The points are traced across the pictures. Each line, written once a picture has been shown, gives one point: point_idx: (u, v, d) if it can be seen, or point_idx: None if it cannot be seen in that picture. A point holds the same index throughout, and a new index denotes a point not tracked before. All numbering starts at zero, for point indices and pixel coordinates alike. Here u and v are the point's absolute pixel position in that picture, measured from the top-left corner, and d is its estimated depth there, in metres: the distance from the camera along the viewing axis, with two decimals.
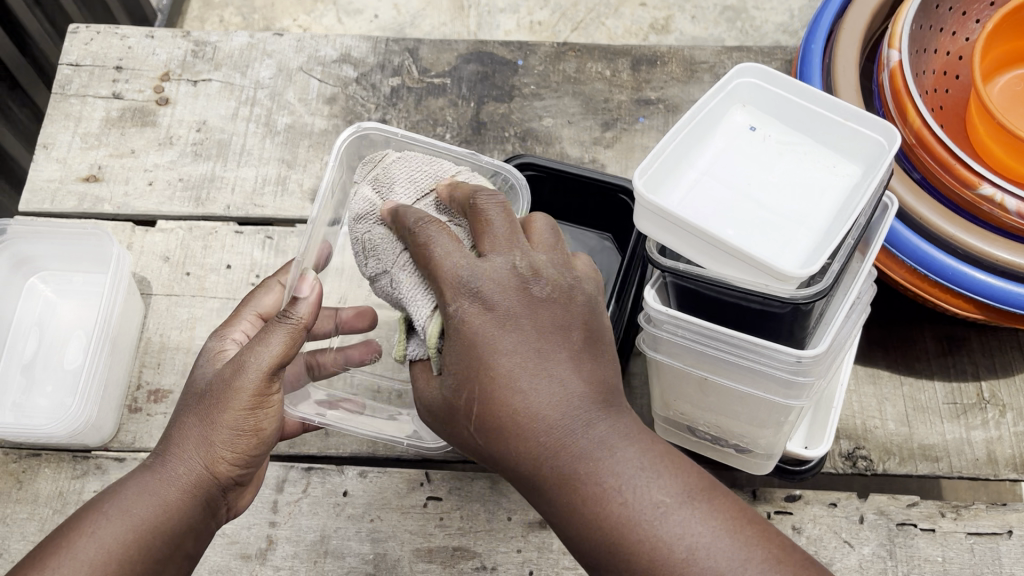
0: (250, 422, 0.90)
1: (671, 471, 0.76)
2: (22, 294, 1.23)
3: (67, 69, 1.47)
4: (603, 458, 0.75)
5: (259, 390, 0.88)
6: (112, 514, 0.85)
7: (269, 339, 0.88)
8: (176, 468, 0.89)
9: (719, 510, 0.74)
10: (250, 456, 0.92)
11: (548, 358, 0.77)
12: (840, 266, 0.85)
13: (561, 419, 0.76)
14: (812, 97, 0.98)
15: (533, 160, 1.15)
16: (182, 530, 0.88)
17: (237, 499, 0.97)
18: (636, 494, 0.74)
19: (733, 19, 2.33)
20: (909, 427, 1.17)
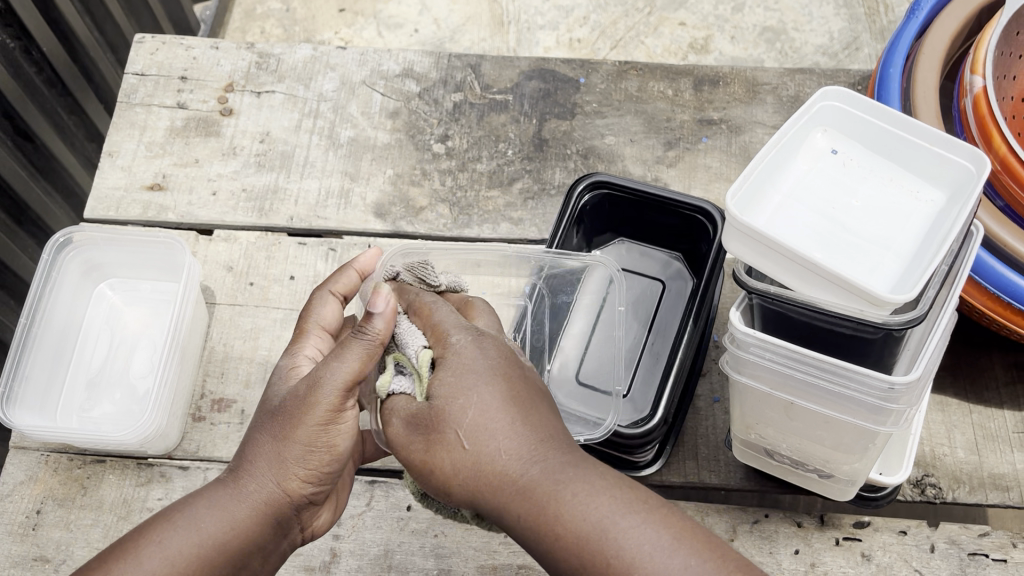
0: (323, 439, 0.85)
1: (622, 493, 0.72)
2: (91, 301, 1.24)
3: (132, 79, 1.49)
4: (566, 483, 0.73)
5: (334, 408, 0.83)
6: (179, 525, 0.82)
7: (345, 355, 0.83)
8: (251, 484, 0.85)
9: (668, 524, 0.71)
10: (325, 474, 0.87)
11: (499, 395, 0.78)
12: (934, 293, 0.84)
13: (506, 463, 0.75)
14: (895, 119, 0.96)
15: (608, 178, 1.16)
16: (247, 549, 0.84)
17: (313, 519, 0.93)
18: (591, 512, 0.71)
19: (774, 39, 2.27)
20: (979, 455, 1.15)
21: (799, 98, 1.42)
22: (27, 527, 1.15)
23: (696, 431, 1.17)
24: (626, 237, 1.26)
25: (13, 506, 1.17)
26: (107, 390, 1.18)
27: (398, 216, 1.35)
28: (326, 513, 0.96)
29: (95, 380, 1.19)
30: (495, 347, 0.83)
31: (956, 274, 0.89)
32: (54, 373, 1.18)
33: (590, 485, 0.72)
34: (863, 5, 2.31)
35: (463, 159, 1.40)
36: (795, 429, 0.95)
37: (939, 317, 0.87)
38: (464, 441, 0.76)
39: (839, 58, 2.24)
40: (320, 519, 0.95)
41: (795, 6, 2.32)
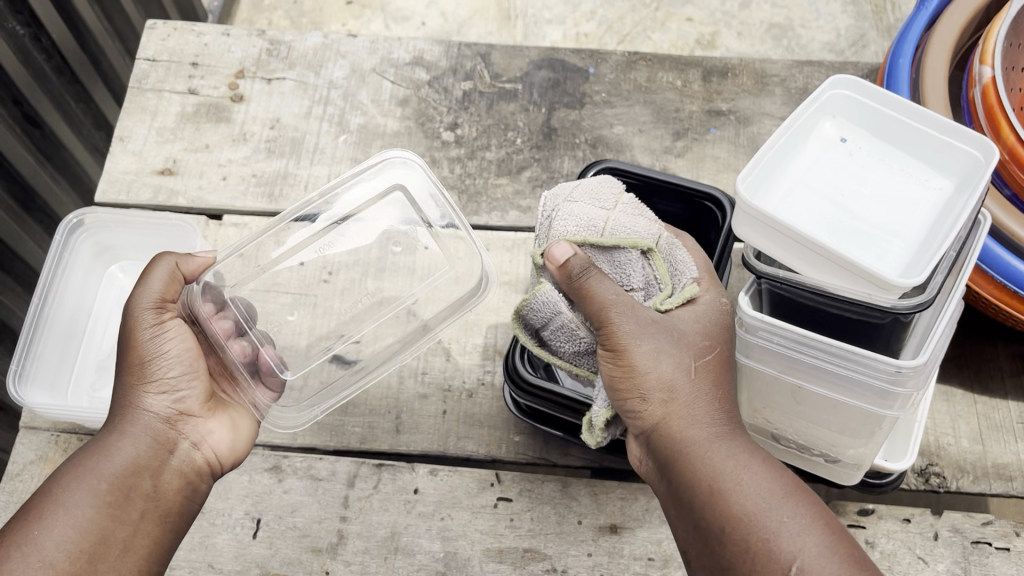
0: (151, 350, 0.96)
1: (764, 471, 0.83)
2: (102, 283, 1.25)
3: (144, 65, 1.50)
4: (732, 447, 0.84)
5: (154, 318, 0.97)
6: (78, 465, 0.90)
7: (151, 276, 0.99)
8: (113, 417, 0.95)
9: (807, 506, 0.80)
10: (175, 383, 0.97)
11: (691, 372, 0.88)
12: (942, 279, 0.84)
13: (694, 410, 0.87)
14: (905, 107, 0.96)
15: (618, 164, 1.16)
16: (137, 471, 0.92)
17: (205, 437, 0.99)
18: (751, 485, 0.81)
19: (781, 36, 2.28)
20: (983, 445, 1.16)
21: (807, 91, 1.43)
22: None
23: None
24: None
25: (23, 485, 1.18)
26: (117, 370, 1.19)
27: None
28: (222, 430, 1.01)
29: (105, 361, 1.19)
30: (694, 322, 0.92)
31: (962, 262, 0.89)
32: (65, 355, 1.19)
33: (772, 463, 0.85)
34: (870, 3, 2.29)
35: (472, 147, 1.40)
36: (801, 414, 0.96)
37: (946, 304, 0.87)
38: (662, 373, 0.87)
39: (846, 55, 2.23)
40: (215, 440, 1.00)
41: (802, 2, 2.32)
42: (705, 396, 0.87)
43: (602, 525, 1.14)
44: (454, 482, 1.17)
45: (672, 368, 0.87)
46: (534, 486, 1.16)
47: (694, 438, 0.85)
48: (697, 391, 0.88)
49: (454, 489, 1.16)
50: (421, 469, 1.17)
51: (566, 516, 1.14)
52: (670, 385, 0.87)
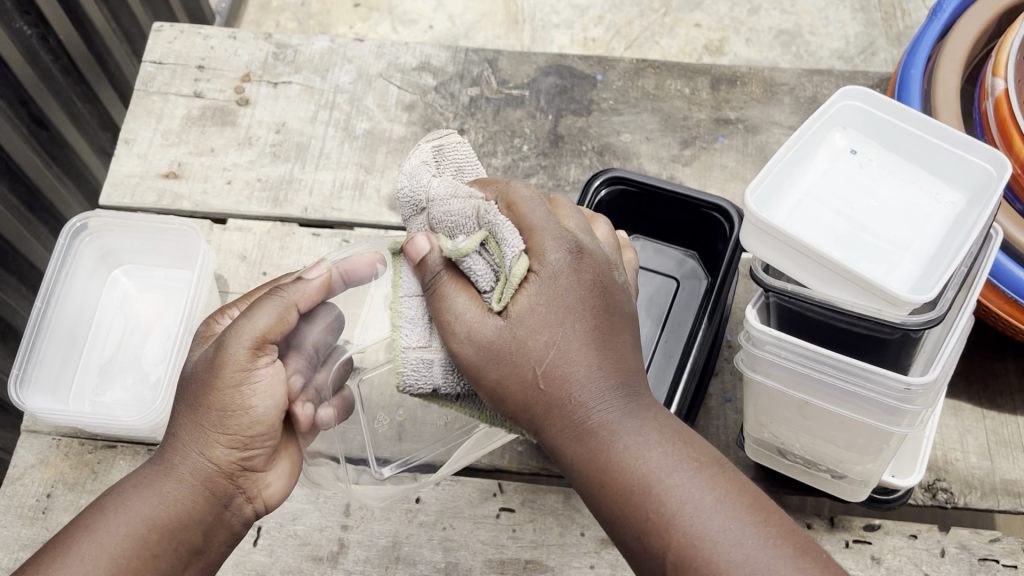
0: (237, 399, 0.84)
1: (686, 451, 0.74)
2: (105, 287, 1.24)
3: (150, 67, 1.49)
4: (587, 403, 0.75)
5: (245, 363, 0.84)
6: (107, 511, 0.81)
7: (256, 312, 0.85)
8: (174, 460, 0.85)
9: (727, 485, 0.71)
10: (246, 437, 0.86)
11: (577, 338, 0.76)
12: (952, 295, 0.83)
13: (552, 358, 0.75)
14: (916, 120, 0.95)
15: (625, 174, 1.15)
16: (184, 526, 0.83)
17: (261, 487, 0.90)
18: (631, 449, 0.73)
19: (790, 43, 2.27)
20: (991, 461, 1.15)
21: (817, 100, 1.42)
22: (37, 510, 1.16)
23: (708, 430, 1.17)
24: (640, 234, 1.26)
25: (23, 489, 1.17)
26: (119, 375, 1.18)
27: None
28: (279, 480, 0.92)
29: (107, 366, 1.19)
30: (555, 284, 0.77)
31: (973, 277, 0.88)
32: (67, 359, 1.18)
33: (649, 425, 0.75)
34: (881, 10, 2.27)
35: (478, 153, 1.40)
36: (808, 429, 0.94)
37: (957, 319, 0.86)
38: (503, 340, 0.76)
39: (855, 62, 2.22)
40: (272, 489, 0.91)
41: (812, 9, 2.31)
42: (577, 335, 0.76)
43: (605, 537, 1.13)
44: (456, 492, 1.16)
45: (514, 335, 0.76)
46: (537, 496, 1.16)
47: (578, 393, 0.75)
48: (553, 327, 0.76)
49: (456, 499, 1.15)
50: None
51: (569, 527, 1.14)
52: (596, 330, 0.77)
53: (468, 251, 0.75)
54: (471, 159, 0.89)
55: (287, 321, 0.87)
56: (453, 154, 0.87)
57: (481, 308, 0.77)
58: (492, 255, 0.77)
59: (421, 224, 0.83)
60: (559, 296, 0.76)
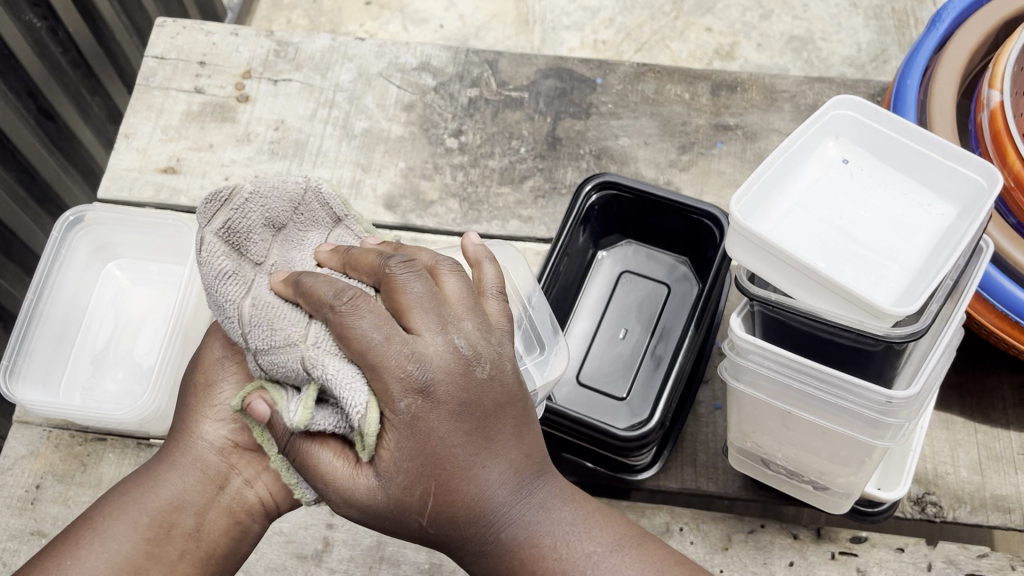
0: (218, 371, 0.92)
1: (601, 523, 0.77)
2: (99, 279, 1.25)
3: (152, 62, 1.50)
4: (489, 510, 0.74)
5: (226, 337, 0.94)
6: (107, 497, 0.88)
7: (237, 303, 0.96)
8: (172, 447, 0.91)
9: (649, 557, 0.76)
10: (230, 414, 0.92)
11: (486, 437, 0.73)
12: (938, 307, 0.82)
13: (436, 483, 0.72)
14: (908, 130, 0.94)
15: (616, 179, 1.15)
16: (178, 506, 0.88)
17: (261, 474, 0.93)
18: (547, 539, 0.75)
19: (800, 49, 2.25)
20: (982, 476, 1.13)
21: (817, 108, 1.41)
22: (26, 501, 1.16)
23: (696, 438, 1.17)
24: (633, 239, 1.26)
25: (13, 479, 1.18)
26: (110, 368, 1.19)
27: (408, 209, 1.35)
28: (281, 470, 0.94)
29: (100, 358, 1.19)
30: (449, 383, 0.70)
31: (961, 290, 0.87)
32: (60, 351, 1.19)
33: (565, 515, 0.76)
34: (893, 17, 2.25)
35: (476, 155, 1.40)
36: (791, 439, 0.94)
37: (943, 332, 0.85)
38: (417, 465, 0.70)
39: (866, 69, 2.19)
40: (273, 479, 0.94)
41: (824, 16, 2.29)
42: (478, 452, 0.72)
43: None
44: None
45: (391, 497, 0.72)
46: None
47: (488, 519, 0.74)
48: (456, 444, 0.71)
49: None
50: None
51: None
52: (478, 430, 0.72)
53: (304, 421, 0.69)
54: (302, 189, 0.86)
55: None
56: (244, 219, 0.81)
57: (353, 464, 0.73)
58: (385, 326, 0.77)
59: (234, 303, 0.77)
60: (457, 385, 0.70)
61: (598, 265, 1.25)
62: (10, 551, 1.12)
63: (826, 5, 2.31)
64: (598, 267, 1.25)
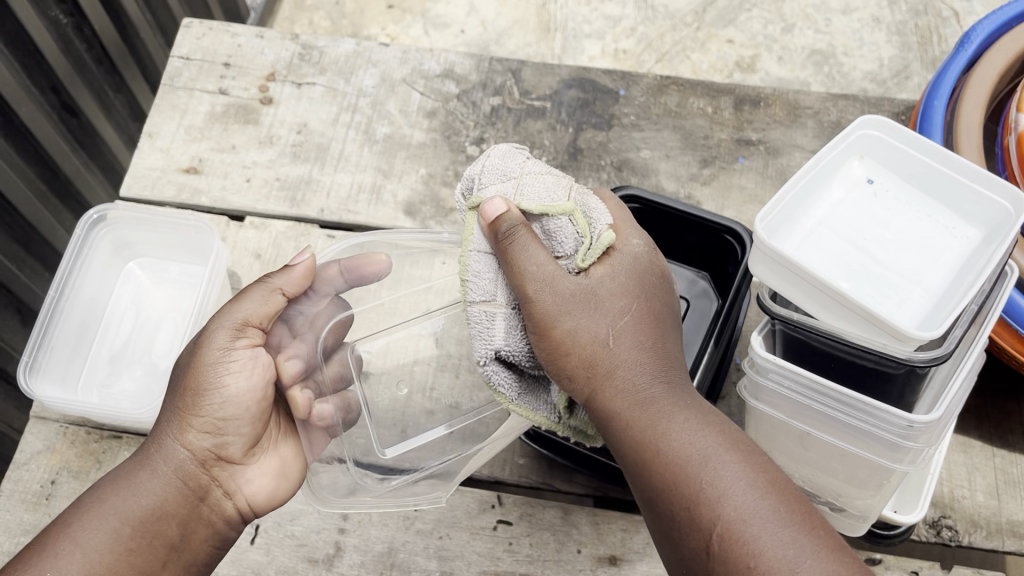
0: (213, 375, 0.93)
1: (721, 436, 0.80)
2: (120, 278, 1.26)
3: (178, 62, 1.51)
4: (669, 426, 0.81)
5: (233, 338, 0.95)
6: (85, 508, 0.88)
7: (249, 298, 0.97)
8: (155, 452, 0.93)
9: (773, 484, 0.76)
10: (221, 423, 0.94)
11: (637, 331, 0.86)
12: (962, 332, 0.82)
13: (637, 379, 0.84)
14: (936, 153, 0.93)
15: (639, 193, 1.15)
16: (159, 517, 0.89)
17: (241, 484, 0.97)
18: (693, 450, 0.79)
19: (822, 63, 2.24)
20: (999, 501, 1.12)
21: (840, 125, 1.41)
22: (40, 496, 1.17)
23: None
24: None
25: (29, 474, 1.19)
26: (128, 366, 1.19)
27: (427, 216, 1.35)
28: (262, 478, 0.98)
29: (118, 357, 1.20)
30: (615, 274, 0.88)
31: (985, 315, 0.86)
32: (79, 347, 1.20)
33: (689, 424, 0.81)
34: (916, 34, 2.24)
35: None
36: (809, 460, 0.93)
37: (966, 357, 0.85)
38: (588, 341, 0.85)
39: (888, 85, 2.17)
40: (252, 487, 0.97)
41: (847, 30, 2.28)
42: (629, 336, 0.86)
43: (601, 556, 1.12)
44: (455, 502, 1.15)
45: (617, 332, 0.85)
46: (535, 510, 1.15)
47: (632, 394, 0.83)
48: (623, 335, 0.86)
49: (455, 509, 1.15)
50: None
51: (566, 544, 1.13)
52: (597, 324, 0.85)
53: (556, 212, 0.87)
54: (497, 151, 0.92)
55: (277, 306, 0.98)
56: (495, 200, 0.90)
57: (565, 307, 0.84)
58: (577, 228, 0.88)
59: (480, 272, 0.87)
60: (611, 287, 0.87)
61: None
62: (24, 545, 1.13)
63: (849, 20, 2.29)
64: None
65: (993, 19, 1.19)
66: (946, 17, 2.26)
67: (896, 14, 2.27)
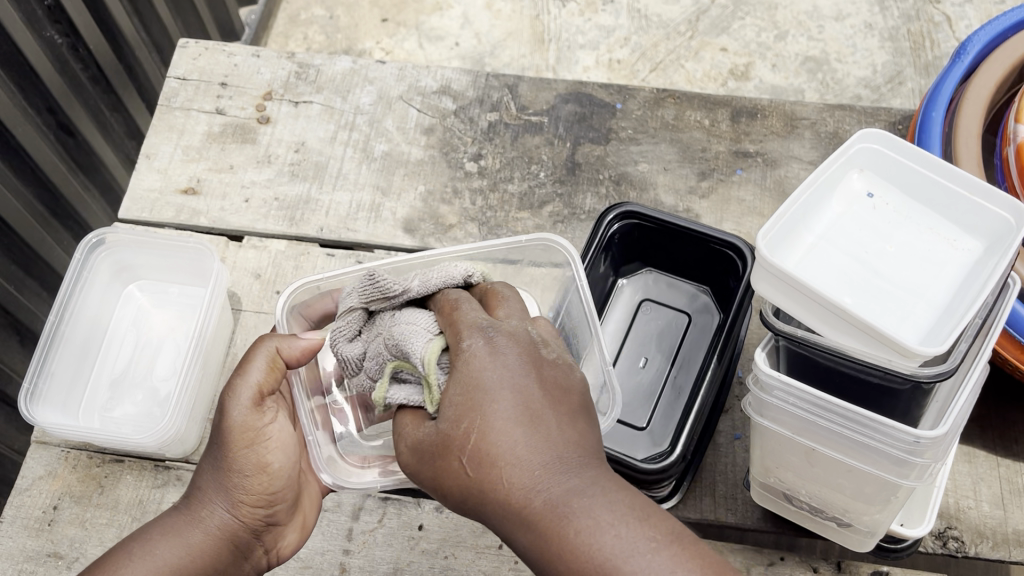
0: (253, 459, 0.91)
1: (644, 525, 0.67)
2: (119, 301, 1.26)
3: (174, 83, 1.51)
4: (567, 504, 0.68)
5: (250, 425, 0.91)
6: (136, 553, 0.88)
7: (249, 368, 0.92)
8: (202, 510, 0.91)
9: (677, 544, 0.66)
10: (268, 493, 0.91)
11: (529, 406, 0.74)
12: (966, 347, 0.82)
13: (511, 455, 0.71)
14: (935, 166, 0.93)
15: (639, 209, 1.15)
16: (207, 574, 0.90)
17: (277, 540, 0.95)
18: (580, 522, 0.67)
19: (815, 70, 2.25)
20: (1004, 510, 1.12)
21: (838, 136, 1.41)
22: (43, 522, 1.16)
23: (715, 469, 1.15)
24: (653, 267, 1.26)
25: (31, 500, 1.18)
26: (130, 391, 1.19)
27: (427, 232, 1.35)
28: (292, 535, 0.97)
29: (119, 380, 1.20)
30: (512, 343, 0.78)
31: (989, 327, 0.86)
32: (80, 371, 1.20)
33: (601, 503, 0.68)
34: (909, 39, 2.25)
35: (495, 179, 1.40)
36: (815, 475, 0.93)
37: (971, 370, 0.85)
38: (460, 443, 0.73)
39: (882, 92, 2.18)
40: (288, 541, 0.96)
41: (840, 37, 2.28)
42: (503, 404, 0.73)
43: None
44: (460, 520, 1.14)
45: (442, 431, 0.75)
46: None
47: (502, 462, 0.71)
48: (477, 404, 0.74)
49: (459, 528, 1.14)
50: (427, 505, 1.15)
51: None
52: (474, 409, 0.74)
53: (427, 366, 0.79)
54: None
55: (279, 365, 0.94)
56: None
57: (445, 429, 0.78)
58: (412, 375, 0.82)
59: None
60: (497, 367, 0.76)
61: (618, 292, 1.25)
62: (27, 572, 1.12)
63: (842, 26, 2.29)
64: (618, 294, 1.25)
65: (989, 29, 1.20)
66: (938, 22, 2.27)
67: (888, 20, 2.27)
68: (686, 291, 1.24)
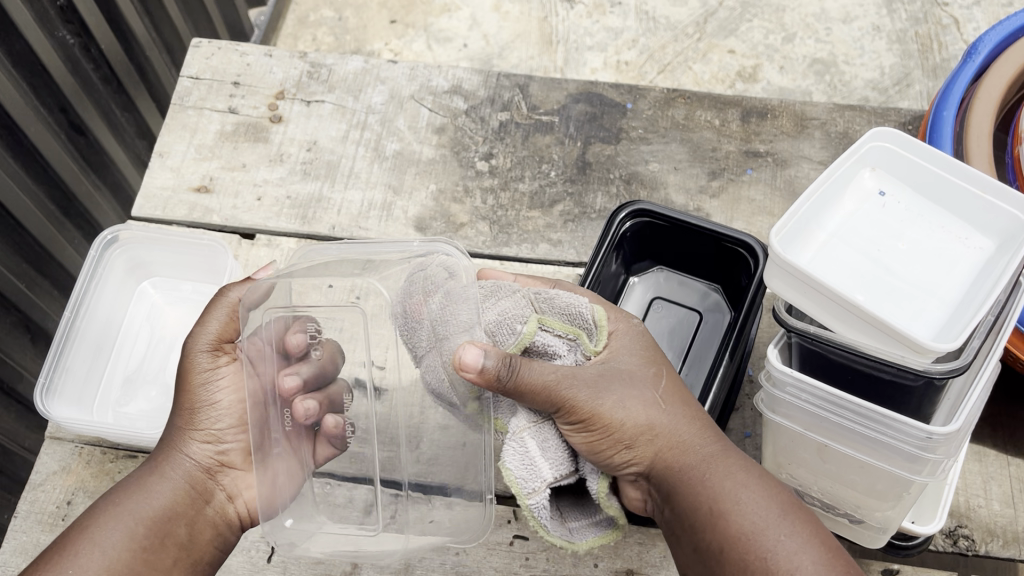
0: (202, 394, 0.99)
1: (769, 493, 0.83)
2: (133, 298, 1.27)
3: (187, 82, 1.52)
4: (716, 474, 0.86)
5: (203, 364, 1.00)
6: (99, 509, 0.92)
7: (208, 319, 1.02)
8: (162, 461, 0.97)
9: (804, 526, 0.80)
10: (221, 430, 0.99)
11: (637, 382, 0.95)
12: (979, 343, 0.82)
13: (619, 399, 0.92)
14: (947, 165, 0.94)
15: (651, 207, 1.16)
16: (170, 516, 0.93)
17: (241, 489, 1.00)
18: (727, 487, 0.84)
19: (824, 72, 2.25)
20: (1015, 509, 1.12)
21: (847, 136, 1.41)
22: (57, 517, 1.17)
23: None
24: (664, 265, 1.27)
25: (45, 495, 1.19)
26: (143, 387, 1.20)
27: (437, 231, 1.36)
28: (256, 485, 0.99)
29: (132, 377, 1.21)
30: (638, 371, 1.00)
31: (1001, 324, 0.87)
32: (94, 367, 1.20)
33: (731, 473, 0.85)
34: (916, 41, 2.25)
35: (506, 178, 1.40)
36: (827, 471, 0.94)
37: (982, 368, 0.85)
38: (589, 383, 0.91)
39: (890, 93, 2.18)
40: (252, 490, 1.01)
41: (848, 39, 2.28)
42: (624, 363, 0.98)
43: (618, 569, 1.11)
44: None
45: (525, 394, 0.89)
46: None
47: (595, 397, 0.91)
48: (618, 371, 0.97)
49: None
50: None
51: (582, 558, 1.11)
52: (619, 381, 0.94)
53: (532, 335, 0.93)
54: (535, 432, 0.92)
55: (236, 321, 1.03)
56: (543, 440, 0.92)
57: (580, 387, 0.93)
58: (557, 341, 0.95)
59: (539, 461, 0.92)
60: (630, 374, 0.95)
61: (630, 290, 1.26)
62: None
63: (850, 28, 2.29)
64: (630, 293, 1.26)
65: (998, 31, 1.20)
66: (946, 24, 2.27)
67: (896, 22, 2.27)
68: (698, 288, 1.25)
